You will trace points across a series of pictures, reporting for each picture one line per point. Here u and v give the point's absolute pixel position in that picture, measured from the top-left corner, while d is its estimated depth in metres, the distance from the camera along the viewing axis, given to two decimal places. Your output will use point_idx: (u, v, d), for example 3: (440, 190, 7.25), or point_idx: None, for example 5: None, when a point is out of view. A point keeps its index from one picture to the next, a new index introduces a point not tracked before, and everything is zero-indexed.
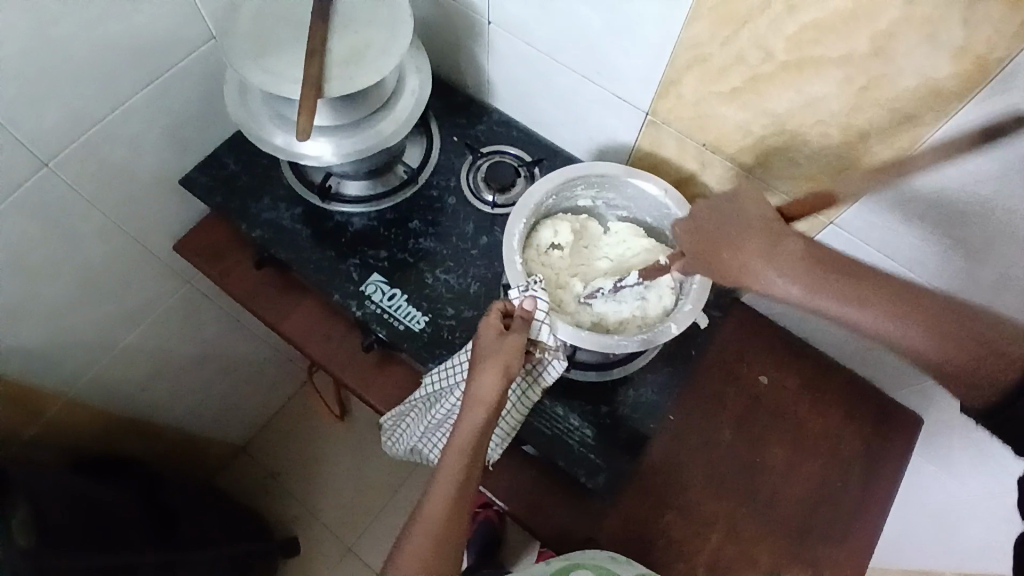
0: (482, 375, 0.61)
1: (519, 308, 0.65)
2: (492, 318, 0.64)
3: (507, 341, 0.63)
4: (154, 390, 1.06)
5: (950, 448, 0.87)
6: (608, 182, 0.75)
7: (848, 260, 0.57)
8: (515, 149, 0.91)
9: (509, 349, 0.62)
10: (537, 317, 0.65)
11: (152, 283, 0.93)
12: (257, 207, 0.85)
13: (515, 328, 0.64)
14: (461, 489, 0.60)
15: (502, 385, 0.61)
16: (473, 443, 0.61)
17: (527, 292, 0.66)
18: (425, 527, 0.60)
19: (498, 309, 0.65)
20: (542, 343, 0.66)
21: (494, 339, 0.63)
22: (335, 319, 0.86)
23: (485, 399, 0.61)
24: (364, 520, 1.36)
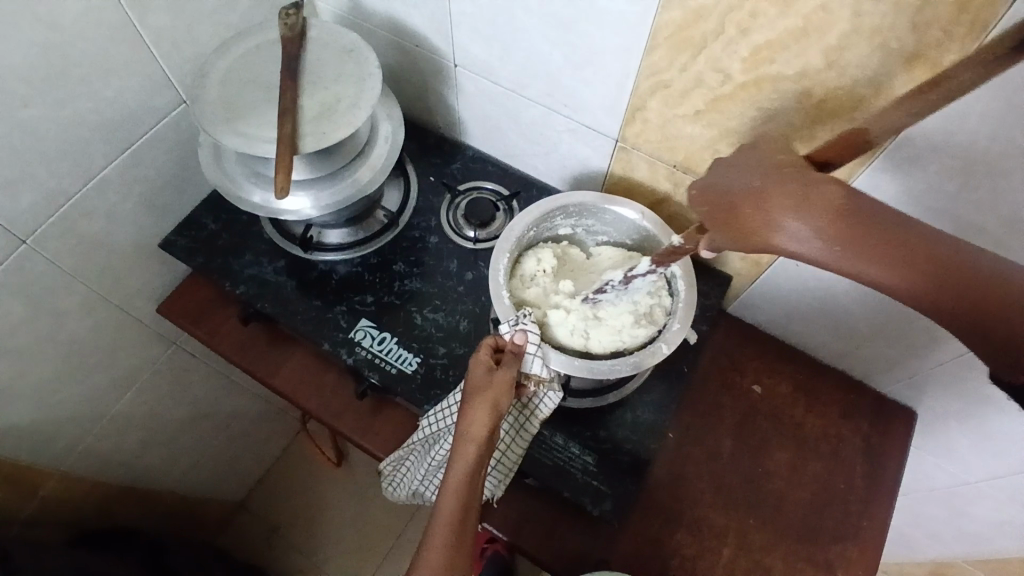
0: (472, 414, 0.59)
1: (510, 343, 0.65)
2: (481, 354, 0.63)
3: (497, 377, 0.61)
4: (147, 456, 1.03)
5: (946, 436, 0.88)
6: (586, 210, 0.77)
7: (880, 210, 0.42)
8: (492, 184, 0.92)
9: (498, 386, 0.61)
10: (529, 351, 0.65)
11: (138, 348, 0.92)
12: (240, 264, 0.85)
13: (506, 363, 0.63)
14: (459, 536, 0.57)
15: (494, 423, 0.60)
16: (468, 487, 0.58)
17: (518, 326, 0.66)
18: None
19: (488, 345, 0.64)
20: (536, 375, 0.66)
21: (483, 376, 0.62)
22: (327, 368, 0.85)
23: (477, 439, 0.59)
24: (372, 567, 1.33)
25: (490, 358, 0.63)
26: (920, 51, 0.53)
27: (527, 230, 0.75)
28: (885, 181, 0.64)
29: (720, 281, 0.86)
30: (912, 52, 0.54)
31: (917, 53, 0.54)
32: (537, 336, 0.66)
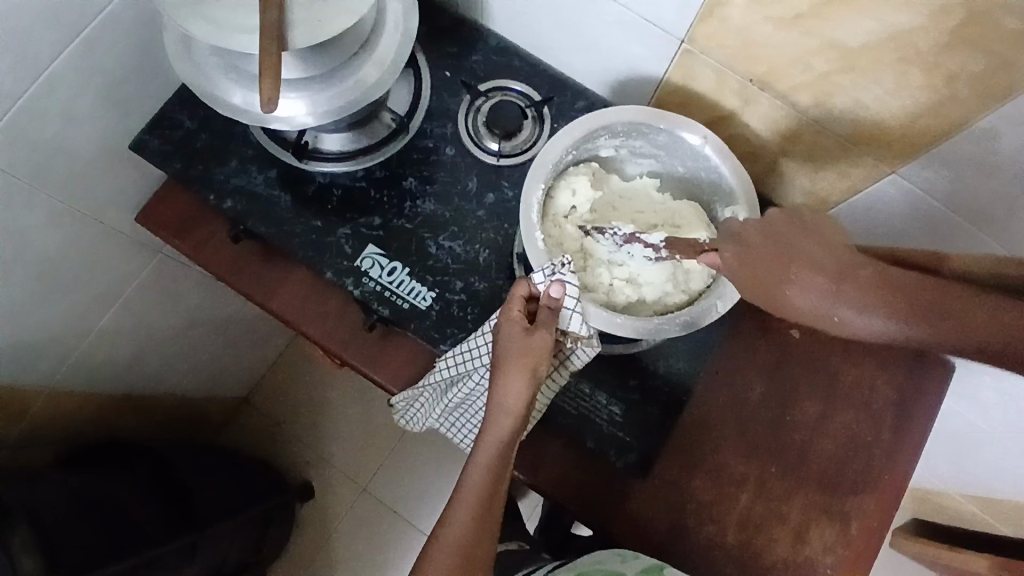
0: (506, 384, 0.55)
1: (544, 296, 0.58)
2: (514, 313, 0.57)
3: (534, 342, 0.56)
4: (143, 364, 0.99)
5: (986, 389, 0.83)
6: (637, 129, 0.64)
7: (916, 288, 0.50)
8: (520, 85, 0.77)
9: (538, 351, 0.56)
10: (566, 306, 0.58)
11: (120, 259, 0.83)
12: (225, 173, 0.73)
13: (541, 322, 0.57)
14: (487, 502, 0.57)
15: (531, 393, 0.56)
16: (500, 456, 0.57)
17: (554, 277, 0.58)
18: (446, 543, 0.56)
19: (521, 295, 0.58)
20: (574, 333, 0.59)
21: (520, 340, 0.56)
22: (329, 293, 0.77)
23: (513, 411, 0.56)
24: (375, 462, 1.36)
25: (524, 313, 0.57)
26: None
27: (566, 151, 0.63)
28: (1015, 127, 0.53)
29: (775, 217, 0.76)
30: None
31: None
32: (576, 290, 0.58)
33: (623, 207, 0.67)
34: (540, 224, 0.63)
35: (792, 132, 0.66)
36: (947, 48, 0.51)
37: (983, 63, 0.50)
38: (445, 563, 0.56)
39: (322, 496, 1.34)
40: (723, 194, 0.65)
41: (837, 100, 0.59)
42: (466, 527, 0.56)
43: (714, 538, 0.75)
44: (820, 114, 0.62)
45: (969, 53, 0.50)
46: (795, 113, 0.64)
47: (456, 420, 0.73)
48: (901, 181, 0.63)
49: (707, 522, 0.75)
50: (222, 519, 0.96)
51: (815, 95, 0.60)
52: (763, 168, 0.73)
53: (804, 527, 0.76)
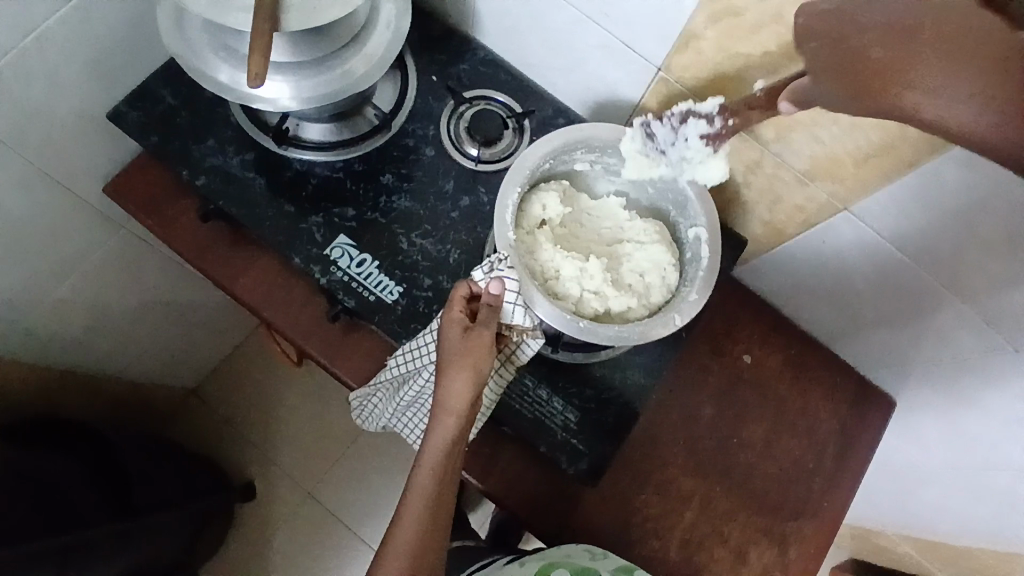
0: (445, 383, 0.58)
1: (485, 293, 0.59)
2: (455, 312, 0.59)
3: (471, 341, 0.58)
4: (93, 342, 0.96)
5: (920, 424, 0.88)
6: (612, 147, 0.66)
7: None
8: (504, 97, 0.80)
9: (477, 346, 0.58)
10: (507, 301, 0.59)
11: (81, 230, 0.81)
12: (201, 151, 0.73)
13: (482, 318, 0.59)
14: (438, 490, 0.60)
15: (474, 391, 0.58)
16: (446, 446, 0.59)
17: (493, 274, 0.59)
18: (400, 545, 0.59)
19: (463, 295, 0.59)
20: (517, 326, 0.60)
21: (458, 337, 0.58)
22: (296, 282, 0.76)
23: (455, 404, 0.58)
24: (324, 466, 1.33)
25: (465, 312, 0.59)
26: None
27: (542, 161, 0.66)
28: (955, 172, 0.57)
29: (736, 244, 0.79)
30: None
31: None
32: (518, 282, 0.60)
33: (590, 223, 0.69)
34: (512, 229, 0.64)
35: (755, 164, 0.70)
36: None
37: None
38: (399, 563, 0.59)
39: (265, 499, 1.30)
40: (687, 215, 0.68)
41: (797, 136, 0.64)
42: (420, 515, 0.59)
43: (658, 551, 0.76)
44: (781, 148, 0.66)
45: None
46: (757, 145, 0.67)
47: (413, 418, 0.73)
48: (854, 218, 0.68)
49: (652, 536, 0.76)
50: (161, 511, 0.94)
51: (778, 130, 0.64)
52: (727, 197, 0.77)
53: (743, 545, 0.78)
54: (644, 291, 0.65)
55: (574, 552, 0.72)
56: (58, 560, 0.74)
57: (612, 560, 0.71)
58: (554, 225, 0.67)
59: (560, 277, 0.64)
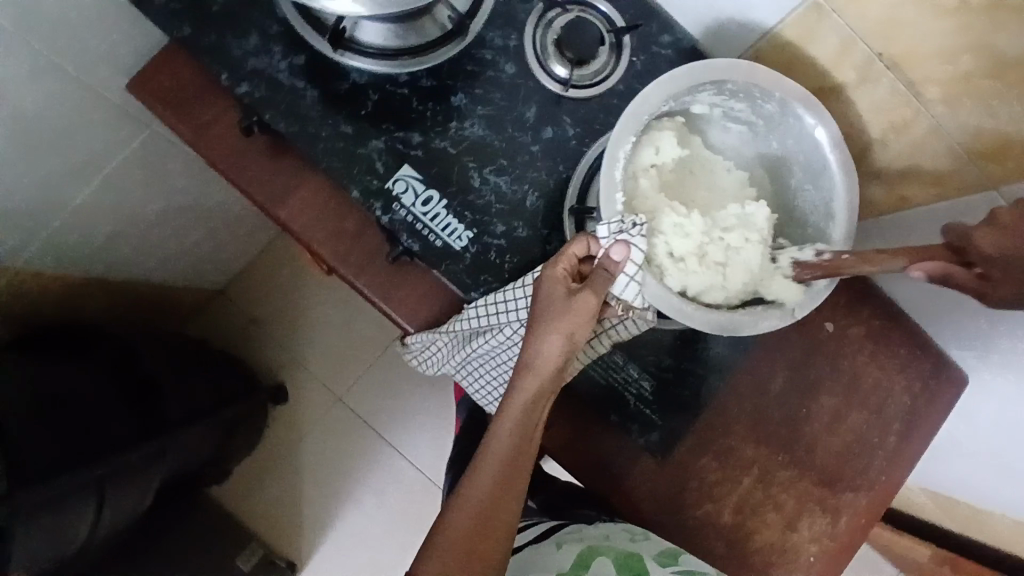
0: (541, 344, 0.47)
1: (602, 256, 0.50)
2: (560, 269, 0.49)
3: (577, 302, 0.47)
4: (120, 246, 0.89)
5: (989, 407, 0.84)
6: (746, 92, 0.56)
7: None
8: (605, 5, 0.66)
9: (585, 307, 0.48)
10: (625, 271, 0.50)
11: (104, 131, 0.71)
12: (243, 49, 0.61)
13: (596, 279, 0.49)
14: (508, 470, 0.49)
15: (568, 356, 0.48)
16: (526, 417, 0.48)
17: (619, 236, 0.50)
18: (455, 535, 0.47)
19: (574, 252, 0.50)
20: (625, 303, 0.52)
21: (565, 293, 0.48)
22: (348, 212, 0.67)
23: (548, 365, 0.48)
24: (352, 373, 1.32)
25: (571, 272, 0.50)
26: None
27: (663, 103, 0.55)
28: None
29: None
30: None
31: None
32: (640, 256, 0.51)
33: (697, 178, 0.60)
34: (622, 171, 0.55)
35: (903, 123, 0.59)
36: None
37: None
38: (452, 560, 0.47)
39: (294, 401, 1.31)
40: (820, 185, 0.58)
41: (975, 98, 0.52)
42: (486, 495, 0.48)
43: (710, 516, 0.75)
44: (946, 110, 0.55)
45: None
46: (914, 100, 0.56)
47: (477, 371, 0.68)
48: None
49: (707, 500, 0.75)
50: (194, 423, 0.91)
51: (953, 89, 0.53)
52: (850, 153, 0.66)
53: (794, 514, 0.77)
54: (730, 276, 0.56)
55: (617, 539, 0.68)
56: (97, 488, 0.74)
57: (656, 542, 0.67)
58: (661, 172, 0.58)
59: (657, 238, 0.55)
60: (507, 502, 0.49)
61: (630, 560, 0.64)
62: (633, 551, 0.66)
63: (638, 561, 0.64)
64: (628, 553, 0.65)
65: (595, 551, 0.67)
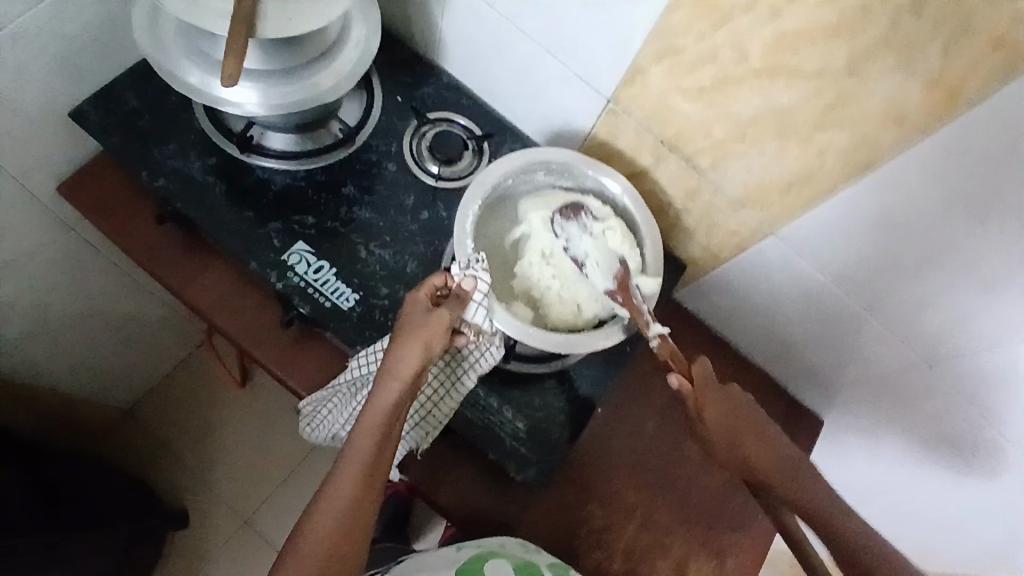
0: (403, 349, 0.59)
1: (457, 287, 0.62)
2: (421, 294, 0.61)
3: (432, 318, 0.60)
4: (26, 348, 0.92)
5: (845, 444, 0.93)
6: (568, 171, 0.73)
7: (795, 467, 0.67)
8: (464, 120, 0.84)
9: (432, 327, 0.60)
10: (475, 298, 0.62)
11: (26, 230, 0.79)
12: (161, 154, 0.74)
13: (446, 306, 0.61)
14: (368, 473, 0.57)
15: (424, 363, 0.59)
16: (384, 423, 0.58)
17: (468, 271, 0.62)
18: (324, 517, 0.55)
19: (431, 284, 0.62)
20: (476, 325, 0.63)
21: (418, 315, 0.60)
22: (250, 288, 0.76)
23: (403, 375, 0.59)
24: (263, 492, 1.28)
25: (430, 298, 0.62)
26: (947, 76, 0.52)
27: (504, 178, 0.71)
28: (864, 196, 0.63)
29: (676, 266, 0.85)
30: (938, 76, 0.52)
31: (942, 78, 0.52)
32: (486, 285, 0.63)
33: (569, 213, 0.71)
34: (490, 197, 0.71)
35: (694, 190, 0.76)
36: (815, 129, 0.62)
37: (843, 142, 0.61)
38: (320, 535, 0.54)
39: (198, 527, 1.24)
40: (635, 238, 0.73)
41: (732, 164, 0.70)
42: (348, 493, 0.56)
43: (602, 564, 0.77)
44: (716, 176, 0.72)
45: (832, 136, 0.61)
46: (696, 172, 0.74)
47: None
48: (780, 242, 0.74)
49: (597, 548, 0.78)
50: (88, 530, 0.87)
51: (715, 158, 0.70)
52: (669, 222, 0.82)
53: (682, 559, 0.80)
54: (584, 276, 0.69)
55: (511, 545, 0.68)
56: None
57: (546, 555, 0.68)
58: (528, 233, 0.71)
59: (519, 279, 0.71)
60: (367, 498, 0.57)
61: (526, 566, 0.65)
62: (530, 560, 0.66)
63: (537, 569, 0.65)
64: (527, 562, 0.66)
65: (490, 554, 0.66)
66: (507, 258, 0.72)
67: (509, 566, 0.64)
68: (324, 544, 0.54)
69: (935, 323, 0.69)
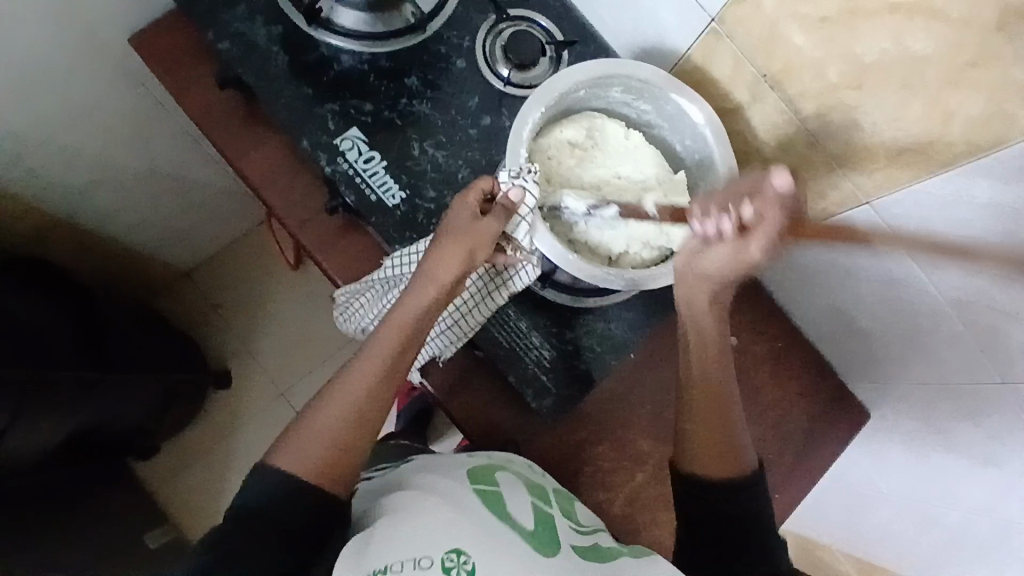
0: (442, 252, 0.56)
1: (503, 196, 0.59)
2: (470, 198, 0.58)
3: (479, 225, 0.57)
4: (94, 195, 0.96)
5: (888, 444, 0.86)
6: (648, 91, 0.66)
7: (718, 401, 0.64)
8: (546, 21, 0.77)
9: (478, 235, 0.57)
10: (519, 212, 0.59)
11: (102, 76, 0.81)
12: (230, 15, 0.71)
13: (491, 216, 0.58)
14: (389, 369, 0.56)
15: (463, 269, 0.57)
16: (413, 324, 0.57)
17: (517, 180, 0.59)
18: (339, 406, 0.55)
19: (480, 189, 0.58)
20: (516, 241, 0.61)
21: (464, 219, 0.57)
22: (301, 167, 0.75)
23: (442, 280, 0.57)
24: (299, 371, 1.35)
25: (479, 204, 0.58)
26: None
27: (575, 88, 0.65)
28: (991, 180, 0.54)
29: None
30: None
31: None
32: (534, 201, 0.59)
33: (627, 151, 0.68)
34: (564, 98, 0.66)
35: (787, 139, 0.67)
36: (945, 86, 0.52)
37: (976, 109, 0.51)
38: (333, 423, 0.55)
39: (236, 390, 1.33)
40: (708, 177, 0.67)
41: (837, 116, 0.61)
42: (364, 386, 0.56)
43: (602, 505, 0.76)
44: (816, 127, 0.63)
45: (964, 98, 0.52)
46: (796, 120, 0.65)
47: None
48: (874, 214, 0.64)
49: (601, 489, 0.76)
50: (129, 374, 0.94)
51: (821, 105, 0.61)
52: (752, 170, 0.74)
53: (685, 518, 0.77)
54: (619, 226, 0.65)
55: (519, 462, 0.67)
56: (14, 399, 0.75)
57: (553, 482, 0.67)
58: (578, 136, 0.67)
59: (546, 165, 0.65)
60: (382, 395, 0.56)
61: (535, 487, 0.63)
62: (538, 482, 0.64)
63: (544, 492, 0.62)
64: (534, 484, 0.64)
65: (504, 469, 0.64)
66: (554, 160, 0.65)
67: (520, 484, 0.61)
68: (334, 432, 0.55)
69: None
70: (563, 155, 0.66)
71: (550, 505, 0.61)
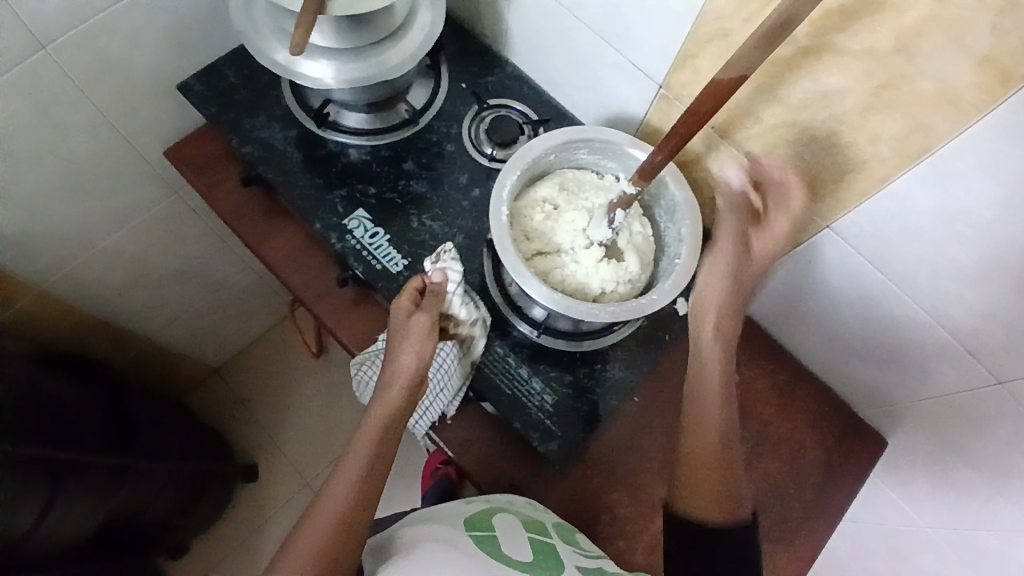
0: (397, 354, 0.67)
1: (430, 282, 0.70)
2: (404, 299, 0.69)
3: (418, 317, 0.68)
4: (130, 295, 1.06)
5: (910, 471, 0.85)
6: (611, 149, 0.75)
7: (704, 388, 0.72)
8: (522, 106, 0.88)
9: (421, 324, 0.68)
10: (450, 291, 0.71)
11: (142, 186, 0.93)
12: (251, 123, 0.83)
13: (426, 304, 0.69)
14: (367, 465, 0.63)
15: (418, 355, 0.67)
16: (382, 425, 0.66)
17: (438, 265, 0.71)
18: (325, 510, 0.60)
19: (412, 287, 0.70)
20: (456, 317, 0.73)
21: (404, 317, 0.68)
22: (315, 249, 0.84)
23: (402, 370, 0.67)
24: (323, 458, 1.37)
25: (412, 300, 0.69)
26: (997, 52, 0.49)
27: (546, 153, 0.74)
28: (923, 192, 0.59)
29: None
30: (989, 53, 0.49)
31: (993, 55, 0.49)
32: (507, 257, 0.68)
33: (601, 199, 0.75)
34: (535, 162, 0.75)
35: None
36: (866, 111, 0.59)
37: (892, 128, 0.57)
38: (323, 525, 0.59)
39: (262, 482, 1.35)
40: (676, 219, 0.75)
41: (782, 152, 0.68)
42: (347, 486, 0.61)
43: (622, 552, 0.76)
44: None
45: (885, 118, 0.58)
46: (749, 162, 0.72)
47: None
48: (835, 236, 0.70)
49: (619, 534, 0.76)
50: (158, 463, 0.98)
51: (766, 143, 0.69)
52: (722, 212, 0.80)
53: None
54: (598, 268, 0.71)
55: (518, 501, 0.71)
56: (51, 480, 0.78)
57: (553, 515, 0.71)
58: (552, 193, 0.74)
59: (523, 224, 0.73)
60: (367, 489, 0.62)
61: (534, 523, 0.67)
62: (538, 518, 0.68)
63: (544, 528, 0.67)
64: (534, 520, 0.68)
65: (501, 511, 0.68)
66: (531, 216, 0.73)
67: (518, 521, 0.66)
68: (326, 531, 0.58)
69: (1005, 335, 0.63)
70: (541, 212, 0.74)
71: (551, 538, 0.66)
